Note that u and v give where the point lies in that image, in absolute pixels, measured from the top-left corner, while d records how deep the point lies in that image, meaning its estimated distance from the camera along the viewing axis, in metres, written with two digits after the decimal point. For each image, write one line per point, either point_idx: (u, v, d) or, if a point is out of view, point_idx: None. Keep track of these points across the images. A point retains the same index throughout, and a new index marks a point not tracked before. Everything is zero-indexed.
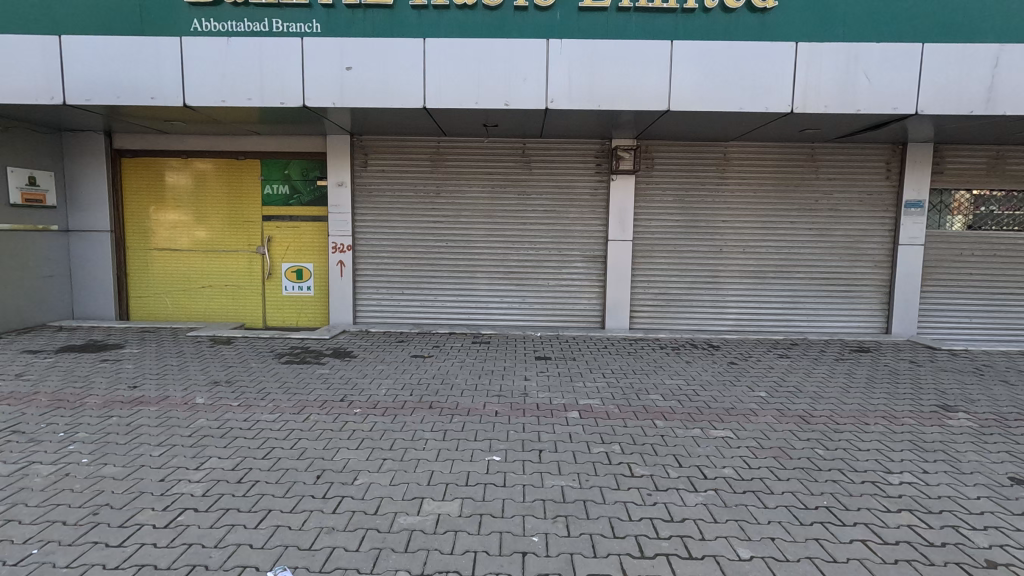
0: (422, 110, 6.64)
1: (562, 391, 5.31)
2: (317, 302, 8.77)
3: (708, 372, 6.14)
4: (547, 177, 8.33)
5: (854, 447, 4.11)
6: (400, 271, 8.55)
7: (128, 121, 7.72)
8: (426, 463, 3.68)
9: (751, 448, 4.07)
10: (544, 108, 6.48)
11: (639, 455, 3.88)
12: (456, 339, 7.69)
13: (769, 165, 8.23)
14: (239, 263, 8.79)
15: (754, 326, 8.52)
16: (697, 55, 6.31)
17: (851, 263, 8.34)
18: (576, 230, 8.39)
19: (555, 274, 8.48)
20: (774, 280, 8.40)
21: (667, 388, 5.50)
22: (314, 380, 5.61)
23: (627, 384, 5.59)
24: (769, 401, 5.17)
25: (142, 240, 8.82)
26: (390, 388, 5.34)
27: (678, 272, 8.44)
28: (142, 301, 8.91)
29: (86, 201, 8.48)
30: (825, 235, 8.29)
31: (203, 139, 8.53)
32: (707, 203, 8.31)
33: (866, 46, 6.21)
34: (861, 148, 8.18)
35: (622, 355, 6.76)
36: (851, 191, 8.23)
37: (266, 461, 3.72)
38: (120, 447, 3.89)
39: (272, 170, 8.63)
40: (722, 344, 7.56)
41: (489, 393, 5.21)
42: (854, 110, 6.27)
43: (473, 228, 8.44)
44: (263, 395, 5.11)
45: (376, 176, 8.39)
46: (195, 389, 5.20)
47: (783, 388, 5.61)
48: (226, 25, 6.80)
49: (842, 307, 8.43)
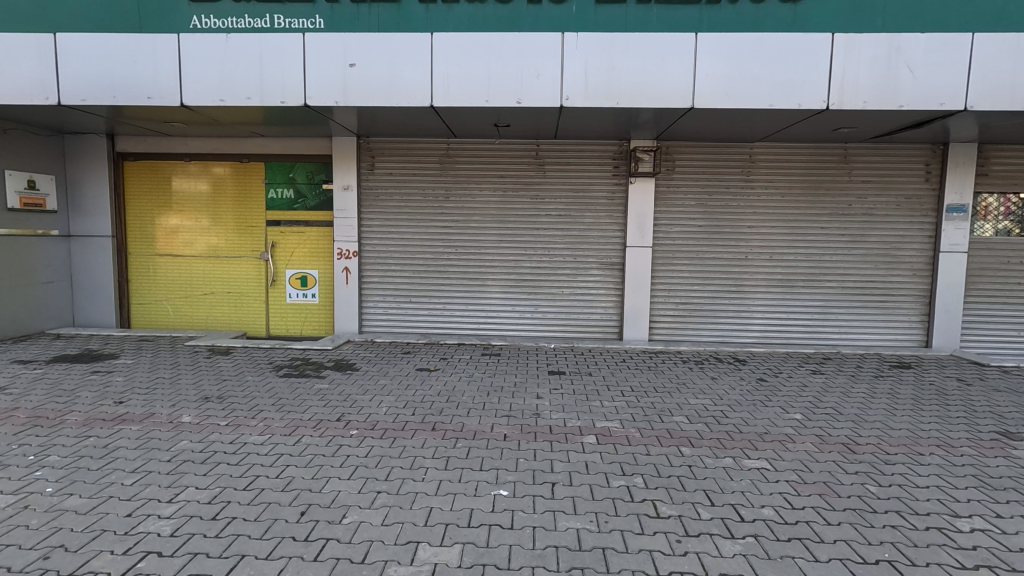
0: (429, 109, 6.29)
1: (577, 411, 4.88)
2: (322, 310, 8.44)
3: (737, 390, 5.65)
4: (562, 180, 7.92)
5: (912, 483, 3.62)
6: (408, 279, 8.19)
7: (128, 122, 7.47)
8: (424, 499, 3.27)
9: (792, 483, 3.59)
10: (559, 106, 6.08)
11: (665, 491, 3.43)
12: (465, 350, 7.30)
13: (799, 168, 7.74)
14: (243, 269, 8.50)
15: (783, 339, 8.00)
16: (724, 48, 5.87)
17: (887, 271, 7.79)
18: (592, 235, 7.97)
19: (570, 283, 8.06)
20: (803, 289, 7.89)
21: (692, 409, 5.03)
22: (311, 396, 5.24)
23: (648, 404, 5.13)
24: (806, 425, 4.68)
25: (144, 245, 8.57)
26: (391, 406, 4.95)
27: (701, 281, 7.97)
28: (143, 308, 8.67)
29: (87, 205, 8.25)
30: (859, 241, 7.76)
31: (205, 141, 8.26)
32: (731, 208, 7.83)
33: (910, 37, 5.72)
34: (899, 148, 7.65)
35: (643, 370, 6.30)
36: (888, 194, 7.69)
37: (247, 493, 3.34)
38: (91, 473, 3.55)
39: (277, 173, 8.35)
40: (750, 358, 7.06)
41: (498, 413, 4.79)
42: (897, 107, 5.77)
43: (484, 233, 8.05)
44: (254, 413, 4.74)
45: (383, 179, 8.06)
46: (183, 405, 4.85)
47: (820, 409, 5.11)
48: (226, 21, 6.51)
49: (878, 318, 7.87)
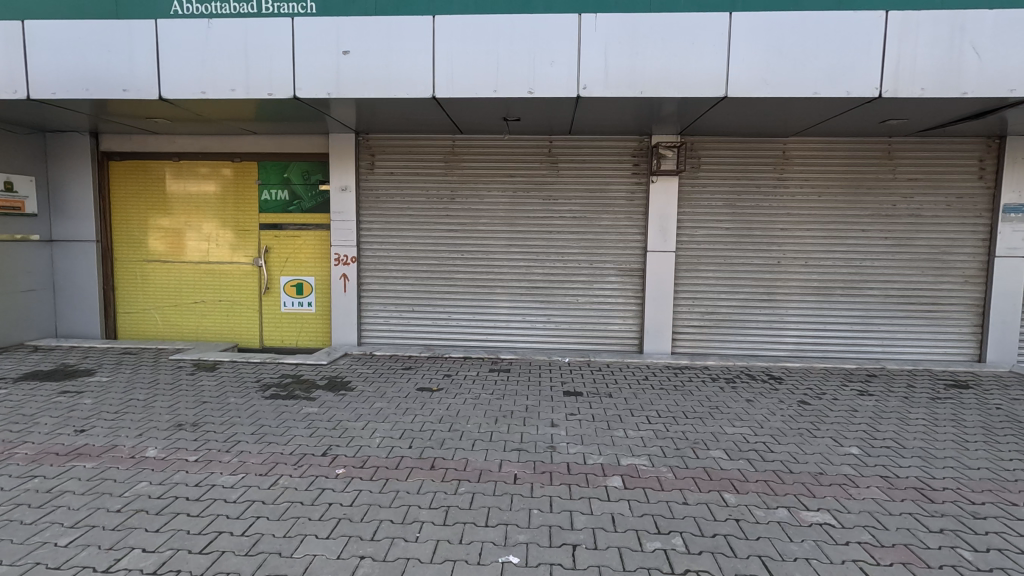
0: (431, 102, 5.69)
1: (598, 444, 4.24)
2: (319, 320, 7.88)
3: (777, 415, 4.99)
4: (577, 179, 7.29)
5: (1014, 547, 2.94)
6: (410, 286, 7.60)
7: (111, 119, 6.97)
8: (416, 569, 2.66)
9: (866, 547, 2.92)
10: (576, 97, 5.46)
11: (712, 558, 2.79)
12: (472, 365, 6.70)
13: (837, 165, 7.05)
14: (235, 275, 7.96)
15: (819, 352, 7.31)
16: (762, 30, 5.22)
17: (935, 277, 7.08)
18: (610, 239, 7.33)
19: (586, 291, 7.43)
20: (842, 298, 7.19)
21: (730, 441, 4.38)
22: (297, 423, 4.65)
23: (679, 435, 4.48)
24: (865, 463, 4.01)
25: (131, 249, 8.05)
26: (385, 437, 4.35)
27: (729, 289, 7.30)
28: (130, 317, 8.13)
29: (70, 207, 7.76)
30: (904, 245, 7.06)
31: (195, 138, 7.74)
32: (762, 209, 7.16)
33: (975, 14, 5.04)
34: (949, 143, 6.94)
35: (669, 391, 5.65)
36: (937, 193, 6.98)
37: (203, 558, 2.75)
38: (22, 529, 2.97)
39: (271, 173, 7.80)
40: (786, 375, 6.39)
41: (507, 446, 4.17)
42: (960, 95, 5.09)
43: (492, 237, 7.45)
44: (229, 444, 4.17)
45: (384, 179, 7.48)
46: (150, 435, 4.28)
47: (877, 441, 4.43)
48: (208, 6, 5.95)
49: (924, 330, 7.17)
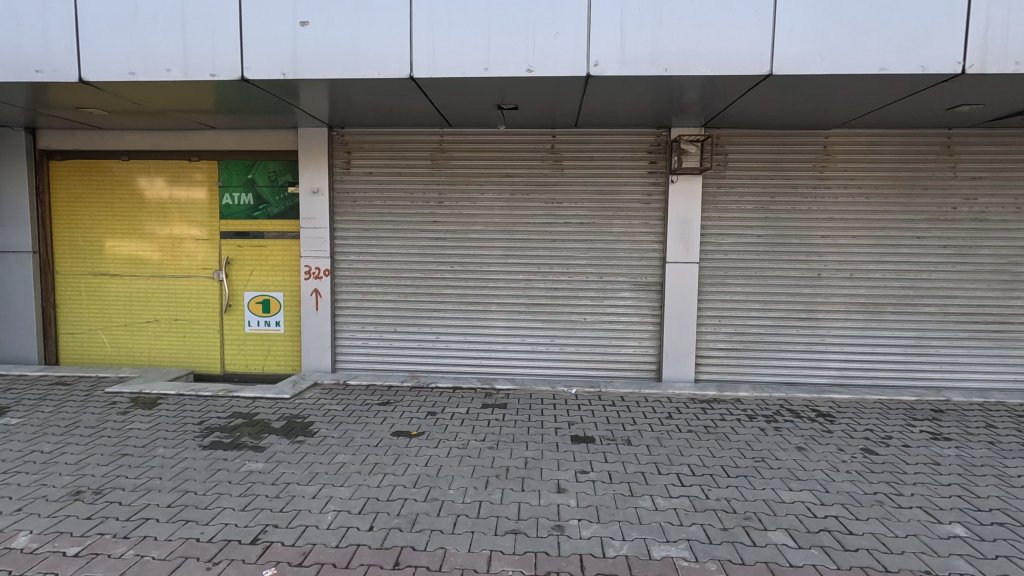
0: (410, 83, 4.73)
1: (620, 523, 3.20)
2: (288, 342, 6.87)
3: (844, 473, 3.93)
4: (583, 180, 6.30)
5: None
6: (392, 304, 6.60)
7: (47, 112, 6.03)
8: None
9: None
10: (586, 75, 4.49)
11: None
12: (463, 398, 5.70)
13: (888, 161, 6.05)
14: (192, 290, 6.96)
15: (867, 379, 6.28)
16: None
17: (1003, 292, 6.06)
18: (622, 248, 6.33)
19: (594, 309, 6.42)
20: (894, 316, 6.17)
21: (792, 515, 3.33)
22: (231, 487, 3.62)
23: (723, 505, 3.44)
24: (986, 556, 2.94)
25: (72, 261, 7.03)
26: (339, 511, 3.31)
27: (761, 306, 6.28)
28: (73, 339, 7.11)
29: (5, 214, 6.81)
30: (968, 254, 6.04)
31: (146, 135, 6.76)
32: (799, 213, 6.15)
33: None
34: (1020, 135, 5.92)
35: (701, 436, 4.61)
36: (1005, 194, 5.97)
37: None
38: None
39: (233, 174, 6.82)
40: (835, 411, 5.35)
41: (498, 529, 3.12)
42: None
43: (487, 246, 6.45)
44: (131, 524, 3.14)
45: (361, 180, 6.49)
46: (30, 513, 3.25)
47: (986, 515, 3.38)
48: None
49: (990, 354, 6.14)
